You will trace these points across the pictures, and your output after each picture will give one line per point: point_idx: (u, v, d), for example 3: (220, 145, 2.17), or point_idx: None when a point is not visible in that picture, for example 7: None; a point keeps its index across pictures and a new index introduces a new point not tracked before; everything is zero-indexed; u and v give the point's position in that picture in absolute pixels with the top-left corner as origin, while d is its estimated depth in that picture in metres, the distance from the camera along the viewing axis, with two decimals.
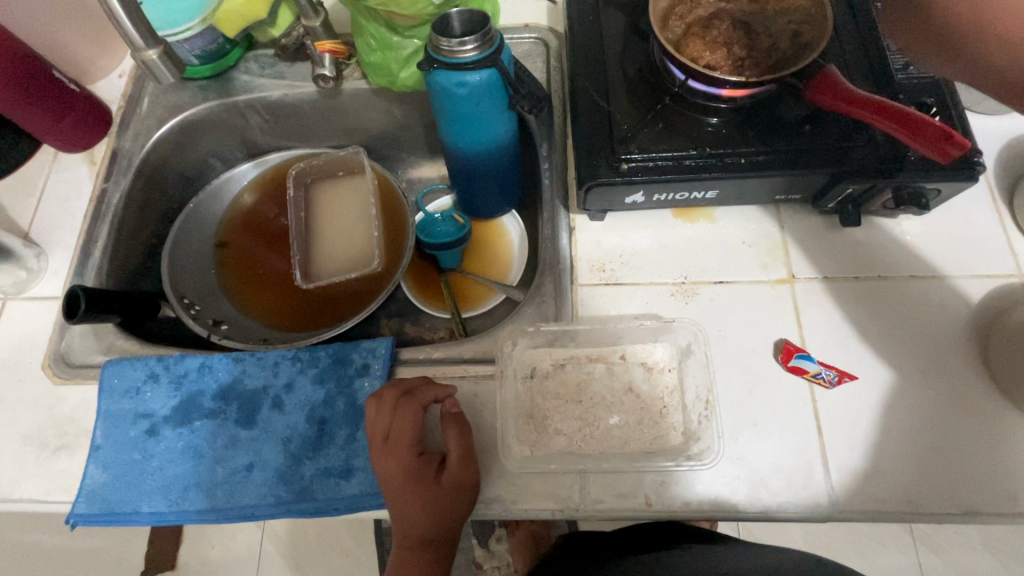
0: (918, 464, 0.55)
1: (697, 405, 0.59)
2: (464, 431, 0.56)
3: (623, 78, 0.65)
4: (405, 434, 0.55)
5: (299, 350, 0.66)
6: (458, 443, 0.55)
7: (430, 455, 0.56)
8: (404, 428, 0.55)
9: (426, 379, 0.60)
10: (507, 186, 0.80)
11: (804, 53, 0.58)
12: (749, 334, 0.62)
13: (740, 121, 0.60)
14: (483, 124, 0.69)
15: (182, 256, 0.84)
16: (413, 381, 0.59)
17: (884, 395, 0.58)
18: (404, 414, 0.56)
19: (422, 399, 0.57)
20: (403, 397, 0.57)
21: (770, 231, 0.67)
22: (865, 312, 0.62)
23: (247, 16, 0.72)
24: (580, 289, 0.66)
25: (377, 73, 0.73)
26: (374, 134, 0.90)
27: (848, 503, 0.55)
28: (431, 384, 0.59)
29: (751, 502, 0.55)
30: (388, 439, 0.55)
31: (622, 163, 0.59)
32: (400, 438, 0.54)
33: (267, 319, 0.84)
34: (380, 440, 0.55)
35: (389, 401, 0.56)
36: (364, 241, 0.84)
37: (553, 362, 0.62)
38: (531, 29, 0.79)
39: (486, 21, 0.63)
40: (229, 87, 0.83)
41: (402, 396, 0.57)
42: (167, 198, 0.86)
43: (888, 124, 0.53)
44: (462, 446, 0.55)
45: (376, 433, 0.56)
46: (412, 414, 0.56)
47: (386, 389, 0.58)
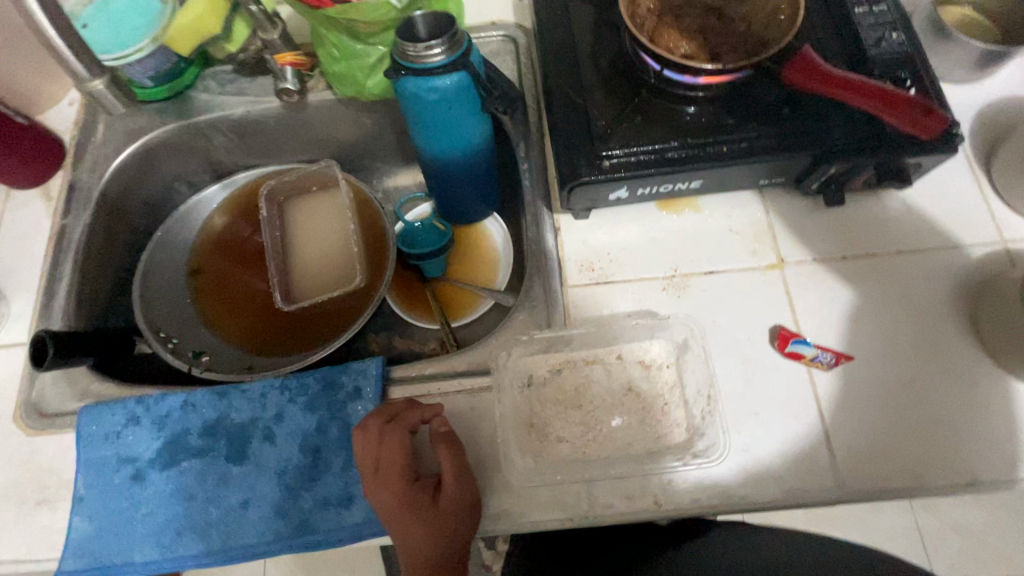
0: (920, 440, 0.56)
1: (699, 400, 0.59)
2: (457, 449, 0.55)
3: (597, 71, 0.63)
4: (395, 462, 0.53)
5: (286, 378, 0.63)
6: (452, 461, 0.54)
7: (426, 479, 0.54)
8: (393, 455, 0.53)
9: (410, 402, 0.58)
10: (486, 188, 0.78)
11: (776, 37, 0.57)
12: (743, 322, 0.61)
13: (719, 109, 0.59)
14: (456, 128, 0.67)
15: (155, 288, 0.80)
16: (396, 406, 0.57)
17: (882, 373, 0.58)
18: (391, 441, 0.54)
19: (407, 423, 0.55)
20: (388, 423, 0.55)
21: (756, 216, 0.66)
22: (856, 291, 0.62)
23: (201, 32, 0.70)
24: (570, 291, 0.64)
25: (343, 83, 0.70)
26: (345, 146, 0.87)
27: (854, 484, 0.55)
28: (412, 407, 0.57)
29: (758, 491, 0.55)
30: (379, 468, 0.54)
31: (602, 160, 0.58)
32: (391, 465, 0.53)
33: (250, 344, 0.81)
34: (371, 471, 0.54)
35: (373, 430, 0.55)
36: (344, 257, 0.82)
37: (550, 368, 0.60)
38: (497, 27, 0.77)
39: (452, 22, 0.61)
40: (187, 107, 0.79)
41: (388, 422, 0.55)
42: (132, 229, 0.82)
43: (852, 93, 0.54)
44: (458, 465, 0.54)
45: (366, 464, 0.54)
46: (399, 439, 0.54)
47: (370, 415, 0.56)
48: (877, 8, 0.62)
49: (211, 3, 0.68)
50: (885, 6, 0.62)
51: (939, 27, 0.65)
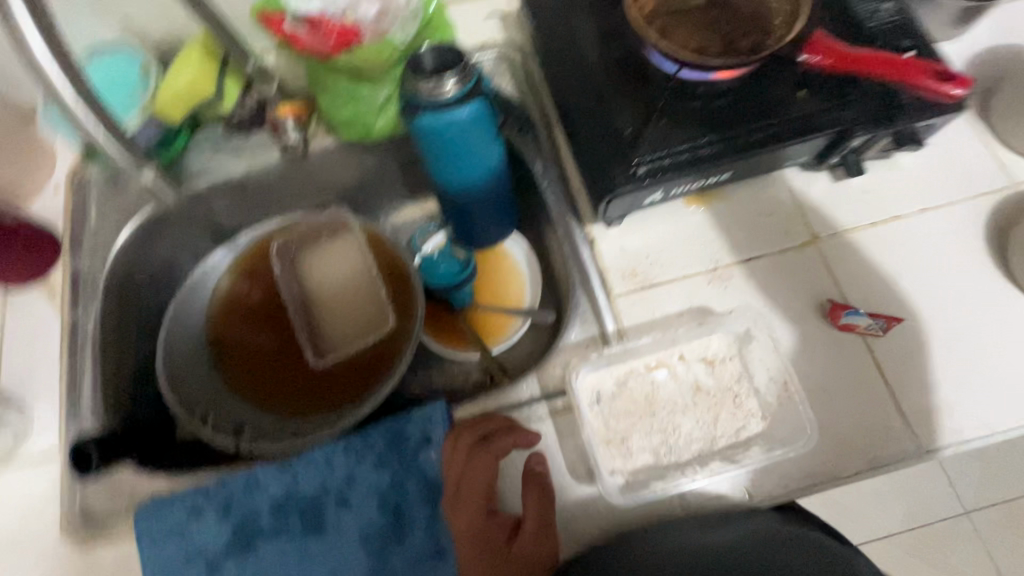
0: (981, 388, 0.58)
1: (772, 389, 0.59)
2: (544, 497, 0.54)
3: (609, 78, 0.63)
4: (480, 485, 0.54)
5: (348, 438, 0.61)
6: (536, 508, 0.53)
7: (503, 519, 0.54)
8: (479, 479, 0.54)
9: (509, 424, 0.58)
10: (506, 210, 0.77)
11: (789, 24, 0.58)
12: (792, 303, 0.62)
13: (738, 99, 0.60)
14: (476, 156, 0.66)
15: (178, 367, 0.76)
16: (493, 426, 0.57)
17: (933, 330, 0.60)
18: (478, 466, 0.55)
19: (497, 450, 0.55)
20: (481, 445, 0.56)
21: (782, 198, 0.67)
22: (892, 256, 0.63)
23: (196, 97, 0.69)
24: (618, 300, 0.64)
25: (349, 128, 0.69)
26: (350, 188, 0.85)
27: (931, 442, 0.56)
28: (511, 434, 0.56)
29: (843, 466, 0.56)
30: (460, 486, 0.55)
31: (636, 166, 0.58)
32: (474, 487, 0.54)
33: (288, 408, 0.78)
34: (453, 485, 0.55)
35: (464, 449, 0.56)
36: (371, 302, 0.79)
37: (616, 381, 0.60)
38: (490, 48, 0.77)
39: (460, 53, 0.60)
40: (188, 173, 0.74)
41: (480, 444, 0.56)
42: (143, 309, 0.78)
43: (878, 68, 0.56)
44: (539, 513, 0.54)
45: (450, 478, 0.55)
46: (487, 464, 0.55)
47: (465, 432, 0.57)
48: None
49: (202, 65, 0.69)
50: None
51: None
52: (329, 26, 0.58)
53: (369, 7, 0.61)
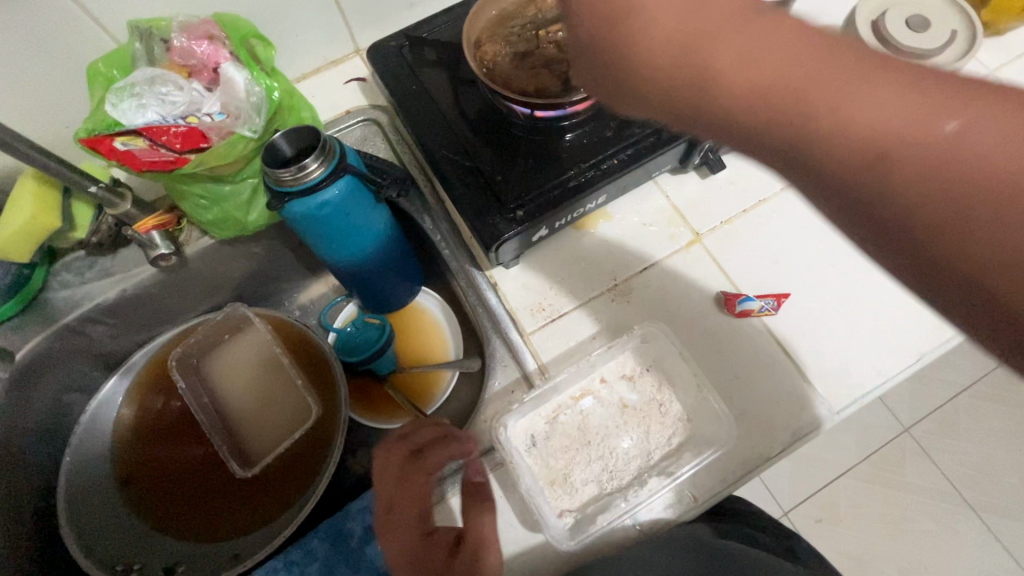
0: (868, 340, 0.63)
1: (688, 390, 0.62)
2: (482, 514, 0.51)
3: (472, 128, 0.64)
4: (409, 506, 0.52)
5: (288, 552, 0.57)
6: (475, 527, 0.50)
7: (441, 538, 0.51)
8: (410, 500, 0.52)
9: (442, 437, 0.56)
10: (407, 269, 0.76)
11: None
12: (691, 302, 0.65)
13: (593, 126, 0.63)
14: (360, 229, 0.65)
15: (88, 519, 0.69)
16: (426, 436, 0.56)
17: (817, 297, 0.65)
18: (411, 482, 0.53)
19: (431, 463, 0.54)
20: (411, 462, 0.54)
21: (661, 204, 0.70)
22: (767, 237, 0.68)
23: (42, 232, 0.62)
24: (532, 338, 0.65)
25: (223, 227, 0.66)
26: (243, 281, 0.81)
27: (839, 402, 0.60)
28: (444, 443, 0.55)
29: (771, 445, 0.59)
30: (390, 509, 0.53)
31: (515, 211, 0.59)
32: (405, 508, 0.52)
33: (224, 528, 0.73)
34: (384, 509, 0.53)
35: (396, 465, 0.54)
36: (290, 395, 0.76)
37: (547, 420, 0.60)
38: (354, 114, 0.76)
39: (316, 134, 0.59)
40: (52, 311, 0.69)
41: (412, 457, 0.55)
42: (32, 467, 0.70)
43: None
44: (477, 522, 0.51)
45: (381, 501, 0.54)
46: (419, 477, 0.53)
47: (397, 448, 0.56)
48: None
49: (39, 199, 0.61)
50: None
51: None
52: (172, 130, 0.57)
53: (211, 107, 0.58)
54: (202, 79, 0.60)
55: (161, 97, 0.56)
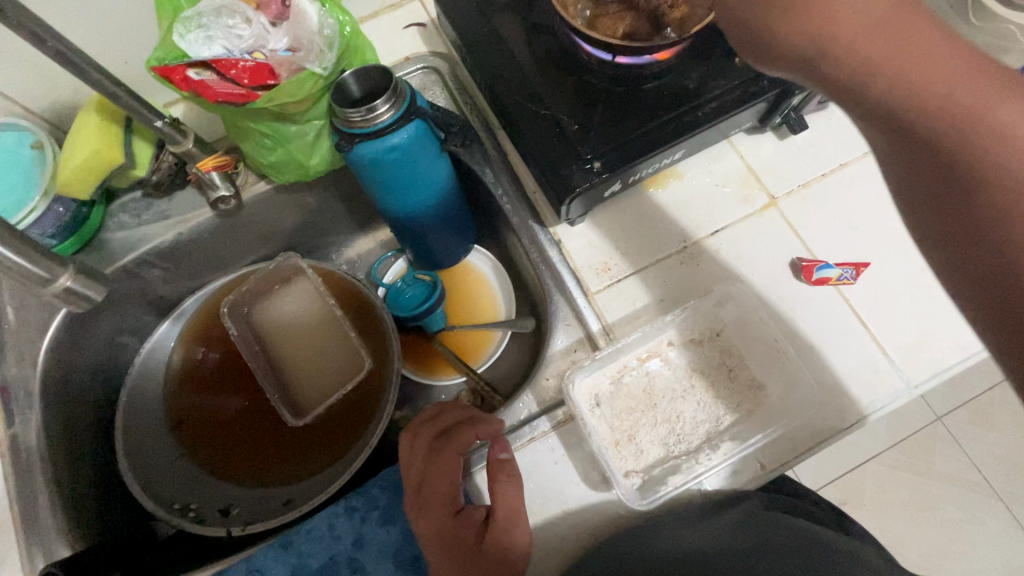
0: (950, 314, 0.60)
1: (766, 355, 0.60)
2: (513, 487, 0.50)
3: (546, 75, 0.61)
4: (439, 485, 0.52)
5: (348, 499, 0.57)
6: (506, 500, 0.50)
7: (472, 514, 0.51)
8: (440, 478, 0.52)
9: (469, 416, 0.55)
10: (463, 224, 0.74)
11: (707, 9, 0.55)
12: (764, 267, 0.63)
13: (674, 77, 0.59)
14: (423, 179, 0.63)
15: (144, 459, 0.70)
16: (453, 418, 0.56)
17: (897, 268, 0.62)
18: (440, 460, 0.53)
19: (460, 441, 0.53)
20: (438, 440, 0.54)
21: (734, 164, 0.67)
22: (846, 204, 0.65)
23: (102, 167, 0.60)
24: (597, 297, 0.63)
25: (283, 170, 0.64)
26: (294, 230, 0.80)
27: (918, 376, 0.58)
28: (471, 423, 0.54)
29: (845, 416, 0.57)
30: (421, 488, 0.52)
31: (591, 162, 0.56)
32: (434, 487, 0.52)
33: (276, 475, 0.73)
34: (414, 489, 0.53)
35: (425, 443, 0.54)
36: (340, 347, 0.75)
37: (611, 381, 0.59)
38: (414, 61, 0.73)
39: (387, 75, 0.56)
40: (107, 252, 0.68)
41: (440, 437, 0.54)
42: (89, 405, 0.70)
43: None
44: (506, 500, 0.50)
45: (411, 481, 0.53)
46: (446, 456, 0.52)
47: (423, 429, 0.55)
48: None
49: (103, 133, 0.60)
50: None
51: None
52: (240, 65, 0.53)
53: (277, 42, 0.55)
54: (269, 12, 0.57)
55: (228, 30, 0.54)
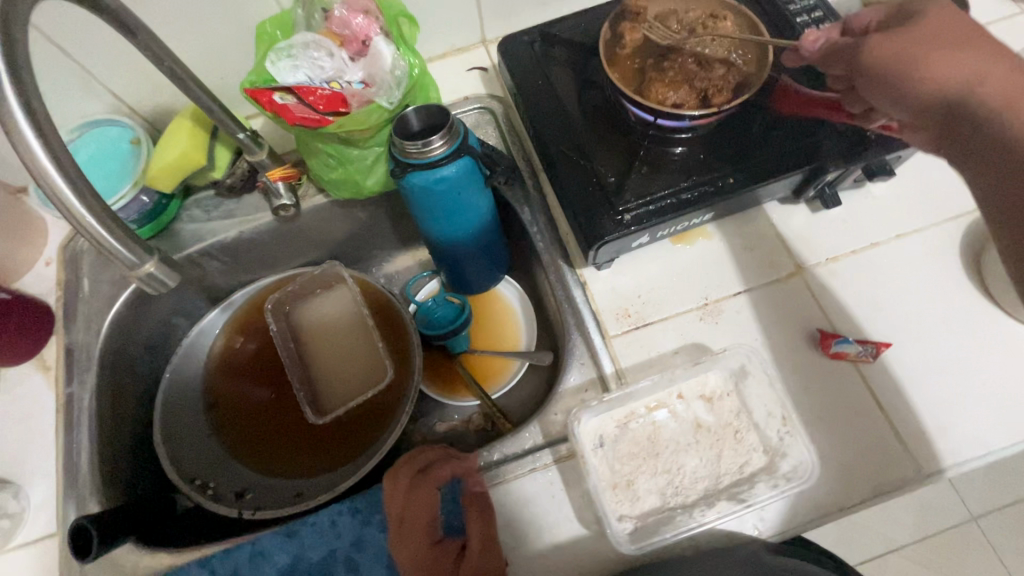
0: (972, 406, 0.59)
1: (772, 422, 0.59)
2: (487, 517, 0.54)
3: (591, 129, 0.65)
4: (420, 516, 0.54)
5: (354, 500, 0.60)
6: (481, 529, 0.53)
7: (448, 544, 0.54)
8: (420, 511, 0.55)
9: (446, 452, 0.59)
10: (498, 255, 0.78)
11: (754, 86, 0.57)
12: (784, 334, 0.64)
13: (713, 144, 0.62)
14: (465, 210, 0.68)
15: (177, 432, 0.75)
16: (430, 457, 0.58)
17: (919, 353, 0.62)
18: (419, 496, 0.55)
19: (438, 477, 0.56)
20: (419, 476, 0.57)
21: (764, 231, 0.69)
22: (873, 282, 0.66)
23: (185, 167, 0.68)
24: (613, 341, 0.65)
25: (339, 188, 0.70)
26: (342, 241, 0.86)
27: (930, 465, 0.57)
28: (448, 459, 0.58)
29: (851, 496, 0.56)
30: (403, 522, 0.55)
31: (623, 215, 0.59)
32: (416, 519, 0.54)
33: (291, 468, 0.77)
34: (396, 523, 0.55)
35: (404, 480, 0.56)
36: (368, 355, 0.79)
37: (618, 425, 0.60)
38: (472, 100, 0.79)
39: (445, 114, 0.62)
40: (177, 241, 0.76)
41: (418, 476, 0.57)
42: (138, 377, 0.77)
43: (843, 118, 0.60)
44: (482, 530, 0.53)
45: (393, 515, 0.55)
46: (428, 489, 0.55)
47: (403, 465, 0.58)
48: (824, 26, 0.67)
49: (193, 138, 0.68)
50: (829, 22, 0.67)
51: None
52: (318, 92, 0.60)
53: (353, 75, 0.62)
54: (352, 48, 0.63)
55: (313, 60, 0.61)
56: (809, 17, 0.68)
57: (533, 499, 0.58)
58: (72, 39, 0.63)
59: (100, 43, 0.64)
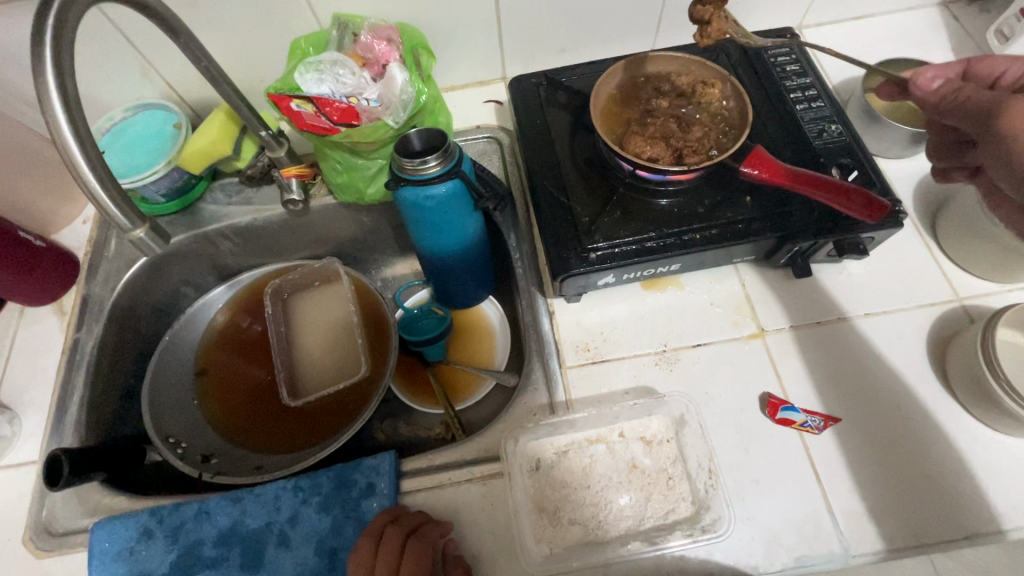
0: (913, 495, 0.58)
1: (700, 474, 0.60)
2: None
3: (577, 171, 0.69)
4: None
5: (299, 479, 0.63)
6: None
7: None
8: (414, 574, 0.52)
9: (427, 516, 0.58)
10: (482, 275, 0.82)
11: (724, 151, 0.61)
12: (734, 392, 0.65)
13: (688, 201, 0.66)
14: (453, 227, 0.72)
15: (163, 390, 0.81)
16: (414, 518, 0.58)
17: (867, 433, 0.62)
18: (412, 556, 0.53)
19: (429, 537, 0.55)
20: (411, 537, 0.55)
21: (733, 290, 0.71)
22: (833, 355, 0.66)
23: (213, 154, 0.76)
24: (568, 371, 0.68)
25: (345, 192, 0.78)
26: (345, 241, 0.93)
27: (859, 546, 0.56)
28: (435, 522, 0.57)
29: (770, 562, 0.56)
30: None
31: (589, 253, 0.63)
32: None
33: (259, 443, 0.82)
34: None
35: (395, 541, 0.54)
36: (348, 350, 0.84)
37: (556, 451, 0.62)
38: (482, 129, 0.85)
39: (444, 138, 0.66)
40: (197, 218, 0.84)
41: (411, 535, 0.55)
42: (141, 335, 0.84)
43: (825, 194, 0.59)
44: None
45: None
46: (421, 552, 0.53)
47: (390, 527, 0.56)
48: (815, 104, 0.70)
49: (224, 129, 0.76)
50: (821, 102, 0.71)
51: (870, 112, 0.73)
52: (335, 105, 0.66)
53: (372, 93, 0.67)
54: (371, 70, 0.69)
55: (337, 77, 0.66)
56: (802, 94, 0.71)
57: (462, 509, 0.60)
58: (140, 33, 0.73)
59: (162, 39, 0.74)
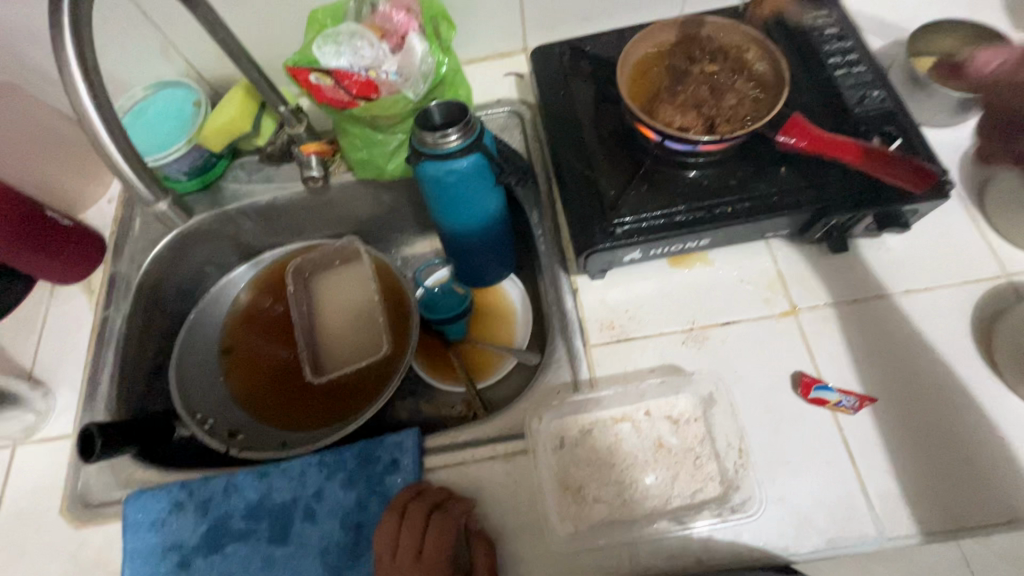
0: (953, 477, 0.56)
1: (730, 454, 0.59)
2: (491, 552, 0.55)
3: (602, 143, 0.67)
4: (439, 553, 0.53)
5: (324, 454, 0.64)
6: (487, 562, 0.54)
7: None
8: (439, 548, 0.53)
9: (451, 493, 0.58)
10: (504, 252, 0.81)
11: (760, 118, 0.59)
12: (765, 370, 0.63)
13: (719, 174, 0.63)
14: (475, 204, 0.70)
15: (189, 367, 0.82)
16: (438, 493, 0.58)
17: (906, 413, 0.59)
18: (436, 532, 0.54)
19: (453, 515, 0.55)
20: (436, 512, 0.55)
21: (765, 266, 0.69)
22: (870, 333, 0.64)
23: (233, 131, 0.76)
24: (592, 349, 0.67)
25: (364, 168, 0.77)
26: (365, 219, 0.92)
27: (895, 529, 0.55)
28: (457, 499, 0.57)
29: (802, 544, 0.55)
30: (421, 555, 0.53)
31: (615, 227, 0.61)
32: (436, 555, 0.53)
33: (283, 420, 0.83)
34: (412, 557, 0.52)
35: (419, 516, 0.54)
36: (370, 327, 0.84)
37: (580, 429, 0.62)
38: (503, 103, 0.83)
39: (464, 111, 0.65)
40: (218, 197, 0.84)
41: (433, 511, 0.56)
42: (167, 313, 0.86)
43: (872, 165, 0.58)
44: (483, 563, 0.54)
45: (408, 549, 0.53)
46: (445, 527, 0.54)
47: (415, 502, 0.56)
48: (856, 69, 0.67)
49: (243, 106, 0.76)
50: (862, 67, 0.67)
51: (914, 78, 0.69)
52: (354, 78, 0.65)
53: (391, 66, 0.65)
54: (390, 41, 0.67)
55: (355, 49, 0.65)
56: (842, 59, 0.68)
57: (485, 486, 0.60)
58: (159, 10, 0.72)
59: (180, 15, 0.74)
